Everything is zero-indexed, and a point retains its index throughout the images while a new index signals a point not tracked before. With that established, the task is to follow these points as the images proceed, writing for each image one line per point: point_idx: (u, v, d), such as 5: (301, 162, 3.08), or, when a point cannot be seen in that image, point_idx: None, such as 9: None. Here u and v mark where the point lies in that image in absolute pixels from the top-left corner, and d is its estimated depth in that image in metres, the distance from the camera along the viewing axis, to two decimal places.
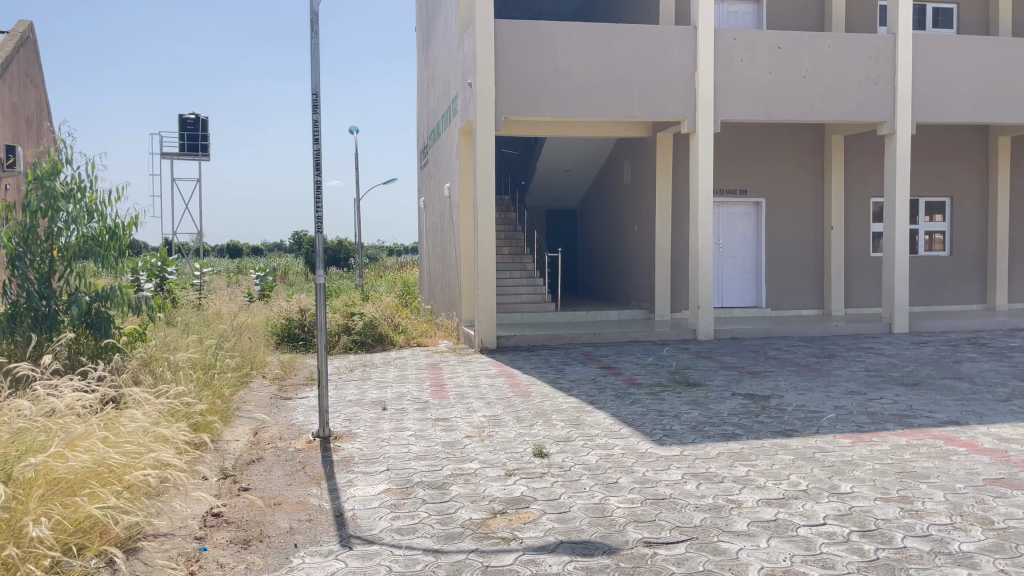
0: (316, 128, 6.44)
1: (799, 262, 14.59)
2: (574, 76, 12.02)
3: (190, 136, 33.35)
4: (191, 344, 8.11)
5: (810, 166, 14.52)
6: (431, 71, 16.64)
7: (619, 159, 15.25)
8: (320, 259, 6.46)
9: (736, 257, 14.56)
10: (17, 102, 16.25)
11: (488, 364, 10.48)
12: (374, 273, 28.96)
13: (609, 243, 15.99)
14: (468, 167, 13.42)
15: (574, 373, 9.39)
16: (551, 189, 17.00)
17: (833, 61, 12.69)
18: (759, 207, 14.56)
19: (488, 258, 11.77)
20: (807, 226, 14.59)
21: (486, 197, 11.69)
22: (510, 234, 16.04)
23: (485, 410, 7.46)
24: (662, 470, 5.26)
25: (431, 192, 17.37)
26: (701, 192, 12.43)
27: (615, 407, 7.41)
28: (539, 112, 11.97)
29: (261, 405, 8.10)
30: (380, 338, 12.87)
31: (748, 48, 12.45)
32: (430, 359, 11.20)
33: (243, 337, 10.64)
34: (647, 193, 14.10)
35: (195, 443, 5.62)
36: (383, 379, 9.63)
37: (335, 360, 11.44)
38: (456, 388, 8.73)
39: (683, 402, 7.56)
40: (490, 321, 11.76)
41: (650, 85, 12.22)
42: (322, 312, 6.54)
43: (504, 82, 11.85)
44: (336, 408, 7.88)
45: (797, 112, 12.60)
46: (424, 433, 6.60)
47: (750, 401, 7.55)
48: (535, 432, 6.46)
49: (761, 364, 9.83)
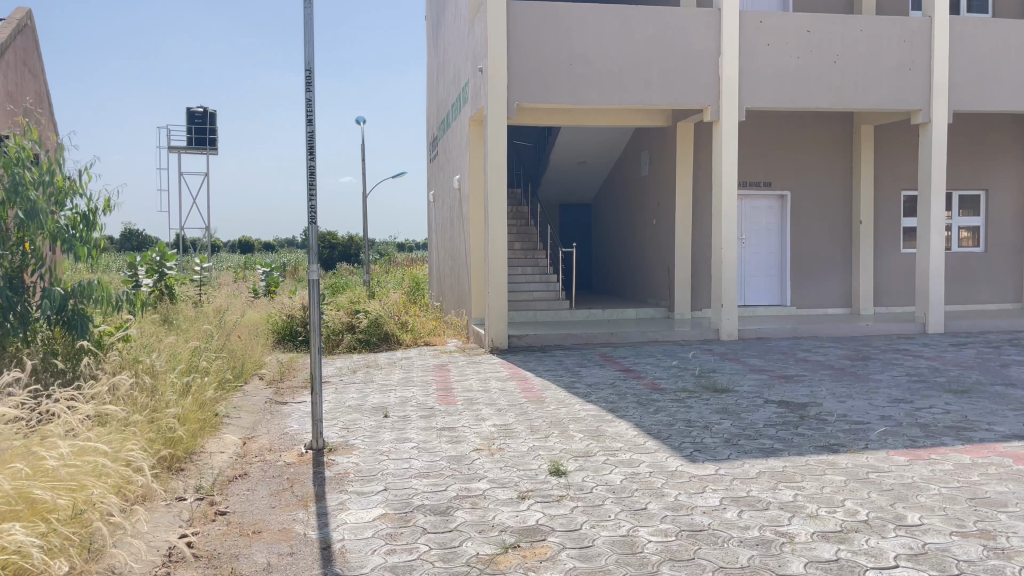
0: (308, 107, 5.83)
1: (826, 258, 13.88)
2: (590, 62, 11.35)
3: (198, 129, 32.88)
4: (175, 343, 7.55)
5: (838, 157, 13.80)
6: (441, 59, 16.02)
7: (636, 150, 14.58)
8: (314, 254, 5.88)
9: (760, 254, 13.86)
10: (14, 91, 15.77)
11: (499, 365, 9.84)
12: (385, 269, 28.37)
13: (625, 239, 15.31)
14: (478, 158, 12.78)
15: (591, 377, 8.74)
16: (564, 182, 16.35)
17: (865, 45, 11.96)
18: (785, 200, 13.84)
19: (499, 254, 11.12)
20: (835, 220, 13.87)
21: (498, 189, 11.04)
22: (522, 229, 15.40)
23: (495, 418, 6.82)
24: (697, 494, 4.61)
25: (440, 184, 16.77)
26: (725, 185, 11.74)
27: (638, 417, 6.76)
28: (553, 99, 11.30)
29: (253, 412, 7.50)
30: (386, 337, 12.28)
31: (775, 31, 11.73)
32: (438, 360, 10.58)
33: (239, 338, 10.05)
34: (666, 186, 13.42)
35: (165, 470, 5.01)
36: (387, 381, 9.01)
37: (337, 360, 10.84)
38: (464, 392, 8.09)
39: (712, 410, 6.89)
40: (501, 320, 11.13)
41: (671, 71, 11.54)
42: (315, 316, 5.89)
43: (516, 66, 11.19)
44: (334, 415, 7.26)
45: (826, 99, 11.89)
46: (428, 445, 5.97)
47: (786, 410, 6.88)
48: (551, 445, 5.82)
49: (792, 368, 9.15)
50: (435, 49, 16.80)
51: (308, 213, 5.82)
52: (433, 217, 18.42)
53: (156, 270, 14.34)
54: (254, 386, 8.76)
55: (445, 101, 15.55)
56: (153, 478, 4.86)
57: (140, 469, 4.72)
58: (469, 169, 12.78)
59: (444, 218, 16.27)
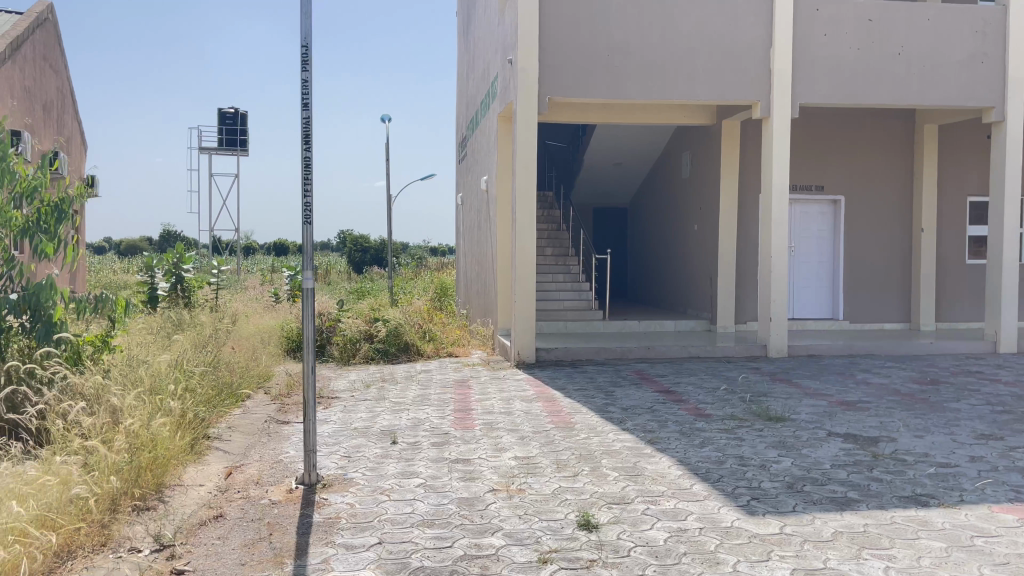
0: (305, 89, 5.05)
1: (883, 269, 12.82)
2: (629, 53, 10.47)
3: (229, 130, 32.56)
4: (160, 356, 6.83)
5: (897, 159, 12.73)
6: (471, 54, 15.23)
7: (677, 151, 13.65)
8: (309, 257, 5.10)
9: (811, 263, 12.84)
10: (32, 88, 15.25)
11: (524, 382, 8.99)
12: (415, 273, 27.67)
13: (664, 246, 14.38)
14: (507, 158, 11.97)
15: (627, 399, 7.84)
16: (599, 184, 15.49)
17: (932, 36, 10.90)
18: (838, 206, 12.79)
19: (528, 260, 10.28)
20: (893, 228, 12.80)
21: (527, 190, 10.21)
22: (554, 234, 14.54)
23: (517, 449, 5.96)
24: (761, 563, 3.71)
25: (468, 185, 16.02)
26: (775, 188, 10.75)
27: (682, 451, 5.85)
28: (588, 94, 10.45)
29: (246, 433, 6.76)
30: (406, 347, 11.46)
31: (833, 21, 10.74)
32: (459, 374, 9.75)
33: (244, 350, 9.31)
34: (709, 189, 12.48)
35: (116, 519, 4.25)
36: (400, 399, 8.20)
37: (353, 372, 10.06)
38: (484, 414, 7.25)
39: (767, 445, 5.97)
40: (528, 331, 10.28)
41: (718, 63, 10.61)
42: (310, 330, 5.10)
43: (549, 58, 10.36)
44: (337, 440, 6.46)
45: (889, 95, 10.86)
46: (438, 482, 5.14)
47: (855, 447, 5.92)
48: (581, 487, 4.94)
49: (853, 392, 8.16)
50: (465, 45, 16.05)
51: (302, 211, 5.05)
52: (461, 221, 17.67)
53: (172, 273, 13.83)
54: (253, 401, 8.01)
55: (474, 99, 14.77)
56: (103, 529, 4.10)
57: (78, 525, 3.97)
58: (498, 170, 11.98)
59: (472, 221, 15.51)
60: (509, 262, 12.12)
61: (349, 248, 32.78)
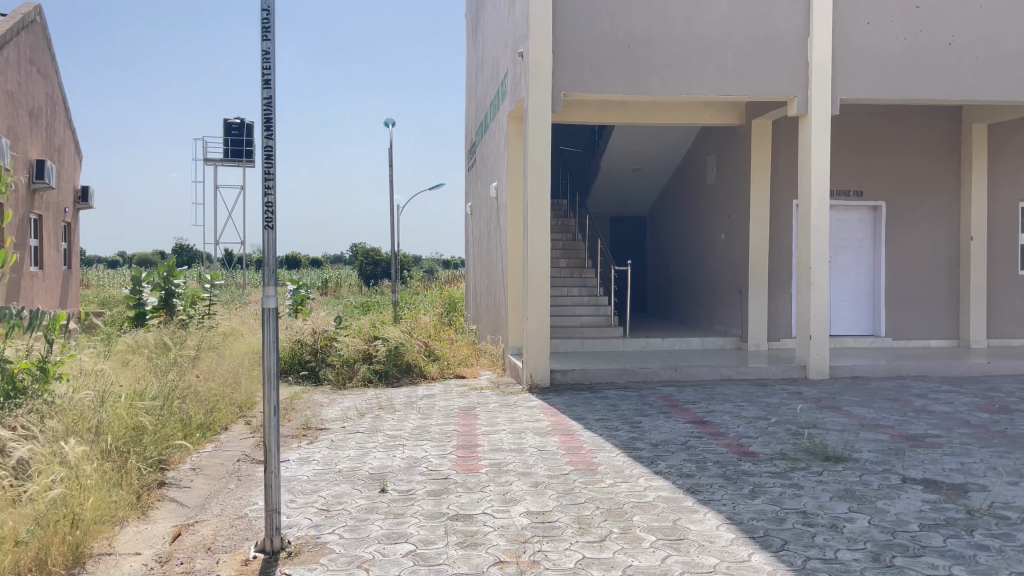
0: (265, 62, 4.12)
1: (928, 280, 11.74)
2: (653, 44, 9.50)
3: (235, 141, 31.77)
4: (109, 388, 5.92)
5: (944, 161, 11.66)
6: (479, 54, 14.34)
7: (702, 154, 12.67)
8: (271, 272, 4.14)
9: (849, 275, 11.79)
10: (18, 91, 14.52)
11: (538, 410, 7.98)
12: (425, 287, 26.71)
13: (687, 257, 13.37)
14: (518, 161, 11.02)
15: (657, 432, 6.83)
16: (617, 190, 14.53)
17: (989, 23, 9.82)
18: (879, 212, 11.74)
19: (541, 273, 9.27)
20: (939, 237, 11.73)
21: (540, 195, 9.24)
22: (569, 245, 13.54)
23: (529, 501, 4.94)
24: None
25: (477, 194, 15.11)
26: (814, 191, 9.71)
27: (731, 504, 4.82)
28: (607, 88, 9.48)
29: (210, 477, 5.80)
30: (408, 369, 10.48)
31: (877, 8, 9.72)
32: (465, 400, 8.75)
33: (220, 375, 8.36)
34: (738, 194, 11.47)
35: None
36: (397, 431, 7.21)
37: (348, 398, 9.08)
38: (491, 452, 6.25)
39: (832, 496, 4.93)
40: (541, 352, 9.27)
41: (750, 55, 9.62)
42: (272, 360, 4.13)
43: (564, 49, 9.40)
44: (317, 487, 5.46)
45: (939, 89, 9.80)
46: (431, 549, 4.13)
47: (940, 500, 4.86)
48: (611, 559, 3.92)
49: (916, 424, 7.08)
50: (473, 46, 15.15)
51: (262, 214, 4.15)
52: (470, 232, 16.70)
53: (163, 287, 12.81)
54: (224, 435, 7.01)
55: (483, 101, 13.86)
56: None
57: None
58: (508, 174, 11.03)
59: (481, 232, 14.57)
60: (520, 274, 11.13)
61: (359, 260, 31.84)
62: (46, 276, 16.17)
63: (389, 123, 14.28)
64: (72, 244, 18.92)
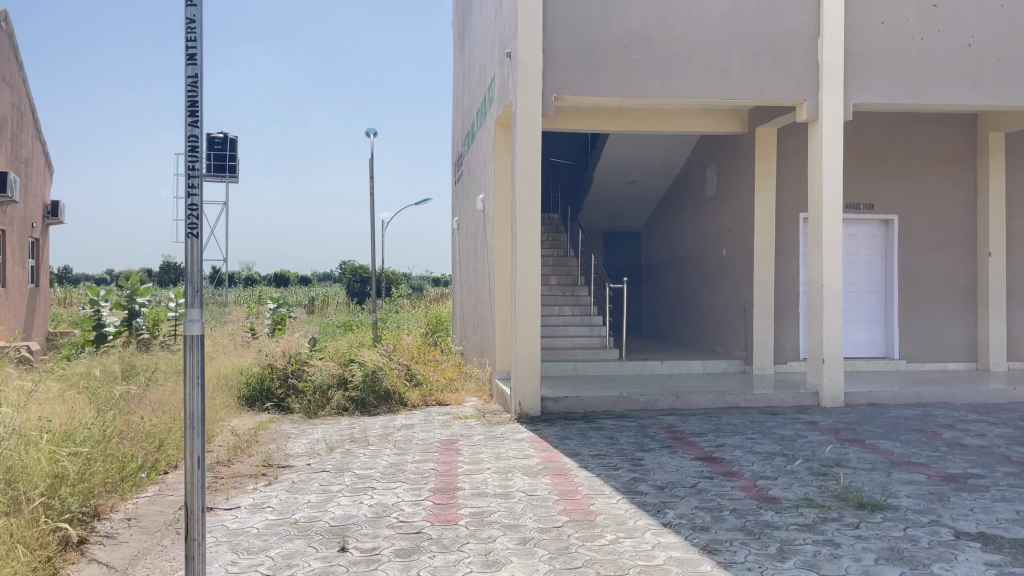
0: (189, 32, 3.46)
1: (943, 299, 11.03)
2: (651, 43, 8.79)
3: (218, 156, 30.92)
4: (29, 428, 5.10)
5: (959, 173, 10.98)
6: (466, 62, 13.64)
7: (701, 165, 11.97)
8: (196, 289, 3.35)
9: (859, 293, 11.07)
10: None
11: (527, 444, 7.17)
12: (413, 306, 25.84)
13: (687, 274, 12.64)
14: (506, 171, 10.27)
15: (662, 472, 6.03)
16: (611, 204, 13.82)
17: (1011, 23, 9.16)
18: (890, 226, 11.04)
19: (530, 291, 8.48)
20: (954, 253, 11.03)
21: (529, 205, 8.46)
22: (561, 261, 12.78)
23: (516, 565, 4.12)
24: None
25: (464, 207, 14.37)
26: (826, 203, 8.98)
27: (758, 569, 4.02)
28: (602, 91, 8.76)
29: (141, 532, 4.89)
30: (386, 396, 9.64)
31: (891, 6, 9.06)
32: (448, 432, 7.93)
33: (171, 406, 7.49)
34: (741, 206, 10.75)
35: None
36: (368, 470, 6.39)
37: (319, 430, 8.24)
38: (474, 498, 5.42)
39: (878, 557, 4.12)
40: (531, 379, 8.47)
41: (756, 57, 8.92)
42: (195, 400, 3.32)
43: (556, 48, 8.68)
44: (266, 543, 4.62)
45: (959, 93, 9.13)
46: None
47: (1005, 562, 4.07)
48: None
49: (952, 461, 6.30)
50: (460, 54, 14.48)
51: (184, 220, 3.36)
52: (457, 248, 15.92)
53: (125, 307, 12.01)
54: (167, 478, 6.10)
55: (470, 110, 13.13)
56: None
57: None
58: (495, 185, 10.27)
59: (469, 247, 13.75)
60: (507, 292, 10.35)
61: (347, 277, 30.93)
62: (8, 295, 15.27)
63: (371, 133, 13.55)
64: (41, 262, 18.06)
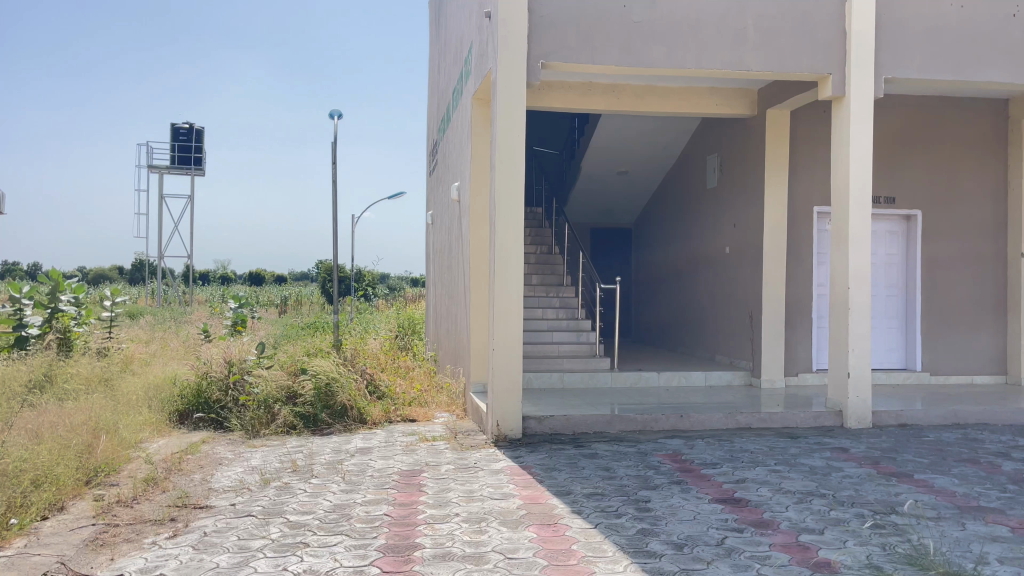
0: None
1: (970, 305, 9.90)
2: (654, 4, 7.54)
3: (182, 147, 29.27)
4: None
5: (990, 163, 9.85)
6: (442, 37, 12.29)
7: (702, 153, 10.76)
8: None
9: (878, 297, 9.91)
10: None
11: (506, 478, 5.85)
12: (389, 306, 24.36)
13: (684, 275, 11.42)
14: (484, 155, 8.95)
15: (675, 521, 4.76)
16: (599, 196, 12.56)
17: None
18: (912, 222, 9.88)
19: (512, 292, 7.18)
20: (982, 253, 9.89)
21: (511, 190, 7.17)
22: (543, 259, 11.49)
23: None
24: None
25: (438, 198, 13.04)
26: (854, 193, 7.75)
27: None
28: (597, 59, 7.48)
29: None
30: (342, 413, 8.28)
31: None
32: (411, 459, 6.59)
33: (53, 440, 6.01)
34: (749, 198, 9.52)
35: None
36: (302, 515, 5.04)
37: (256, 456, 6.87)
38: (434, 564, 4.08)
39: None
40: (510, 395, 7.18)
41: (775, 24, 7.70)
42: None
43: (544, 7, 7.39)
44: None
45: (1003, 70, 7.96)
46: None
47: None
48: None
49: None
50: (436, 29, 13.15)
51: None
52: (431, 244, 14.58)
53: (48, 305, 10.48)
54: (19, 544, 4.59)
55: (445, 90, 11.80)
56: None
57: None
58: (472, 169, 8.95)
59: (442, 242, 12.42)
60: (484, 292, 9.01)
61: (320, 275, 29.38)
62: None
63: (335, 115, 12.12)
64: None
